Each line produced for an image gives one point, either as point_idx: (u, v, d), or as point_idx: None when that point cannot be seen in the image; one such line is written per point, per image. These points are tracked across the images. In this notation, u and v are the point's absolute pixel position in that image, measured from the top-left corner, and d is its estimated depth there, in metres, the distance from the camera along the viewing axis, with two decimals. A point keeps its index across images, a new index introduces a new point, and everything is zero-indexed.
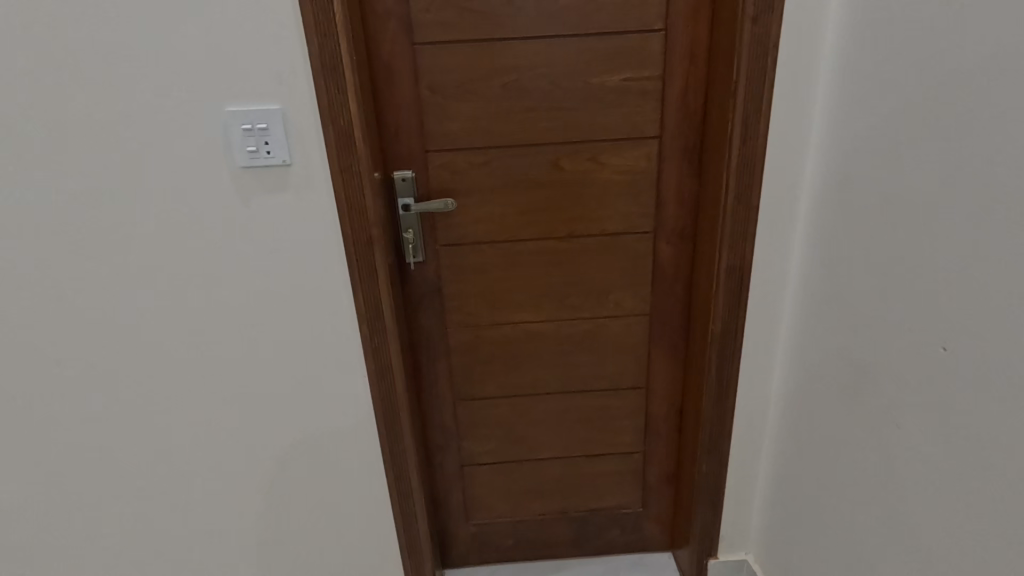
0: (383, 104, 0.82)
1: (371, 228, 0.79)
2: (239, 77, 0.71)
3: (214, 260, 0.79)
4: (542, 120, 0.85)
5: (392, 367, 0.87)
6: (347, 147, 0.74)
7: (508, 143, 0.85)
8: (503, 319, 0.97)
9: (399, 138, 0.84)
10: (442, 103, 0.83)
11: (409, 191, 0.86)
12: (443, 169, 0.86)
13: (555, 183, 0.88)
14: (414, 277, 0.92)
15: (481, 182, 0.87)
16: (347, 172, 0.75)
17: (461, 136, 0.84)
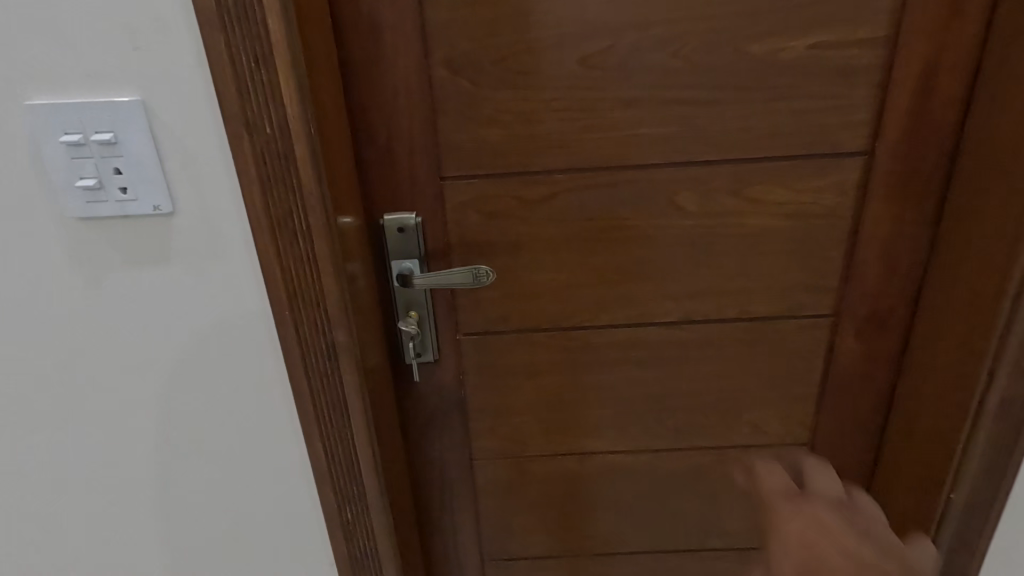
0: (364, 90, 0.44)
1: (338, 332, 0.41)
2: (48, 33, 0.33)
3: (40, 389, 0.42)
4: (657, 120, 0.46)
5: (378, 554, 0.50)
6: (286, 180, 0.36)
7: (591, 162, 0.47)
8: (565, 446, 0.59)
9: (392, 156, 0.46)
10: (472, 93, 0.45)
11: (410, 249, 0.48)
12: (470, 209, 0.48)
13: (671, 232, 0.50)
14: (419, 385, 0.55)
15: (538, 233, 0.49)
16: (287, 228, 0.37)
17: (507, 150, 0.46)
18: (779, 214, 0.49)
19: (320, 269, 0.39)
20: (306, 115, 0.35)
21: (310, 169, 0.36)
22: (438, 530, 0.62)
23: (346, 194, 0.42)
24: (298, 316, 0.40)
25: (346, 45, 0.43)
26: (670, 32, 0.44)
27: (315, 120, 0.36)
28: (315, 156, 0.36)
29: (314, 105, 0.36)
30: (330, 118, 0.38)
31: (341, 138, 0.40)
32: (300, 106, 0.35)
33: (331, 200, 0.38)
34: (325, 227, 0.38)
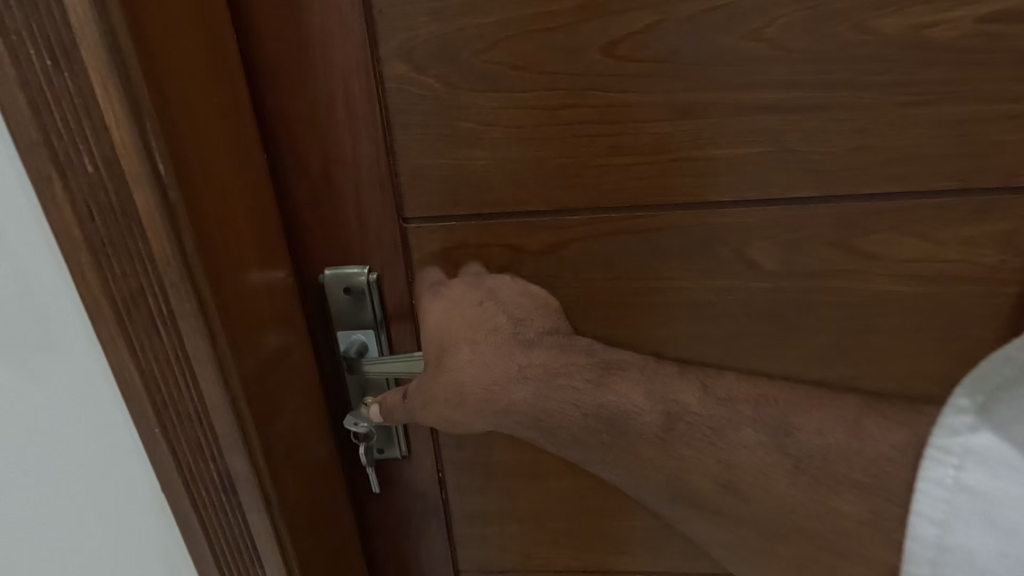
0: (287, 96, 0.30)
1: (231, 457, 0.28)
2: None
3: None
4: (723, 134, 0.30)
5: None
6: (129, 247, 0.23)
7: (619, 199, 0.32)
8: (580, 564, 0.45)
9: (331, 190, 0.32)
10: (444, 99, 0.30)
11: (361, 316, 0.35)
12: (444, 262, 0.34)
13: (739, 296, 0.34)
14: (384, 483, 0.42)
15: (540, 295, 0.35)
16: (141, 317, 0.24)
17: (496, 180, 0.32)
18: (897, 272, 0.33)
19: (196, 372, 0.26)
20: (148, 144, 0.22)
21: (162, 231, 0.23)
22: None
23: (252, 253, 0.29)
24: (176, 436, 0.27)
25: (257, 30, 0.29)
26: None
27: (170, 152, 0.22)
28: (169, 210, 0.23)
29: (168, 126, 0.22)
30: (206, 145, 0.25)
31: (236, 171, 0.27)
32: (136, 131, 0.21)
33: (210, 272, 0.25)
34: (198, 315, 0.25)
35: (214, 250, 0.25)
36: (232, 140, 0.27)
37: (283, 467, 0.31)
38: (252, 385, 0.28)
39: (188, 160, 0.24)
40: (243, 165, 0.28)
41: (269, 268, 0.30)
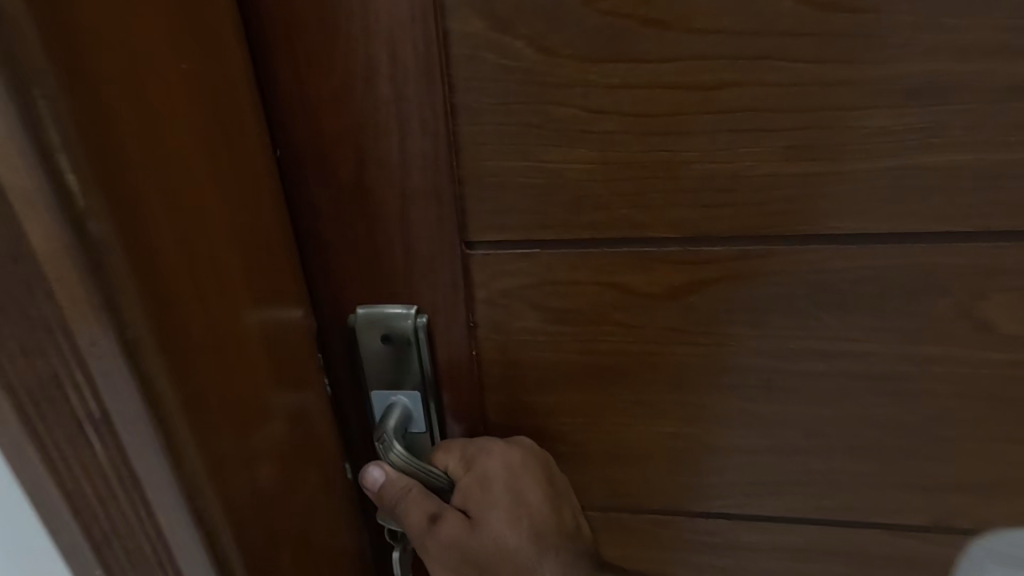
0: (304, 70, 0.21)
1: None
2: None
3: None
4: (979, 136, 0.19)
5: None
6: (27, 302, 0.15)
7: (790, 224, 0.22)
8: None
9: (364, 202, 0.23)
10: (539, 70, 0.20)
11: (403, 374, 0.25)
12: (521, 306, 0.24)
13: (961, 369, 0.23)
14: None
15: (657, 354, 0.25)
16: (61, 413, 0.17)
17: (607, 194, 0.22)
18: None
19: (142, 480, 0.18)
20: (41, 140, 0.14)
21: (74, 278, 0.15)
22: None
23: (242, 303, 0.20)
24: (120, 564, 0.19)
25: None
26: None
27: (84, 155, 0.14)
28: (80, 246, 0.15)
29: (76, 113, 0.14)
30: (154, 146, 0.17)
31: (213, 182, 0.19)
32: (18, 116, 0.13)
33: (158, 339, 0.17)
34: (136, 400, 0.16)
35: (167, 305, 0.17)
36: (202, 137, 0.18)
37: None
38: (229, 494, 0.19)
39: (124, 165, 0.15)
40: (223, 175, 0.19)
41: (273, 327, 0.22)
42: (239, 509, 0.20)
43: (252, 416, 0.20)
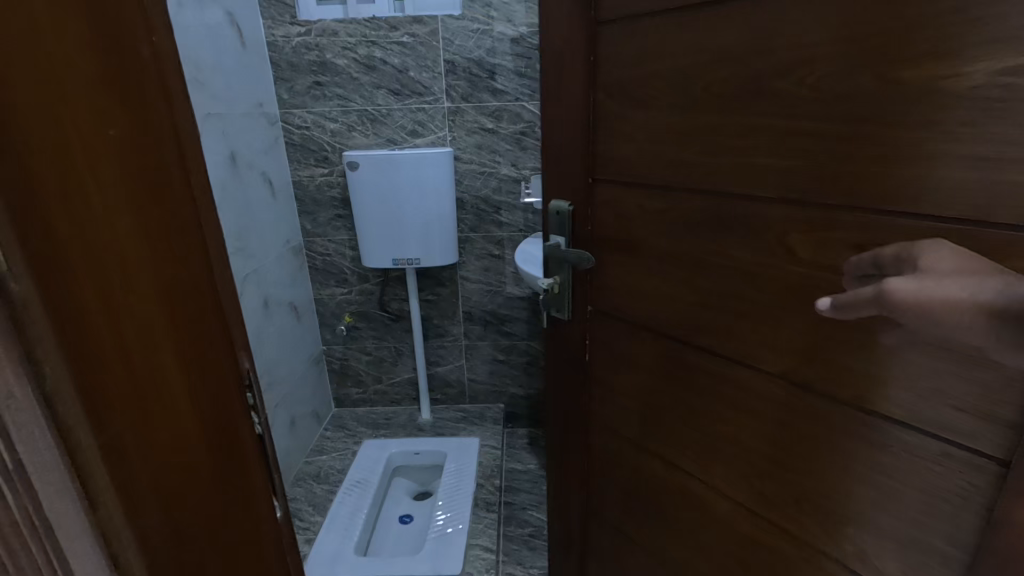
0: (564, 146, 1.14)
1: (25, 430, 0.37)
2: None
3: None
4: (684, 140, 0.92)
5: (571, 376, 1.32)
6: None
7: (652, 168, 0.99)
8: (637, 331, 1.12)
9: (572, 176, 1.14)
10: (607, 143, 1.06)
11: (561, 226, 1.18)
12: (600, 196, 1.10)
13: (697, 205, 0.93)
14: (562, 294, 1.24)
15: (628, 204, 1.05)
16: None
17: (623, 159, 1.03)
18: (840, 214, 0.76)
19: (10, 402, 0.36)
20: None
21: None
22: (585, 372, 1.28)
23: (125, 336, 0.41)
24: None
25: (557, 132, 1.14)
26: (734, 70, 0.82)
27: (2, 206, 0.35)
28: None
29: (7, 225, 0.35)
30: (56, 199, 0.36)
31: (97, 219, 0.38)
32: None
33: (54, 337, 0.38)
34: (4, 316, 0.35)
35: (70, 327, 0.38)
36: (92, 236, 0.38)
37: (128, 489, 0.43)
38: (100, 422, 0.41)
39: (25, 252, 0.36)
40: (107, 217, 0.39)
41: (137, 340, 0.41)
42: (88, 398, 0.40)
43: (111, 343, 0.40)
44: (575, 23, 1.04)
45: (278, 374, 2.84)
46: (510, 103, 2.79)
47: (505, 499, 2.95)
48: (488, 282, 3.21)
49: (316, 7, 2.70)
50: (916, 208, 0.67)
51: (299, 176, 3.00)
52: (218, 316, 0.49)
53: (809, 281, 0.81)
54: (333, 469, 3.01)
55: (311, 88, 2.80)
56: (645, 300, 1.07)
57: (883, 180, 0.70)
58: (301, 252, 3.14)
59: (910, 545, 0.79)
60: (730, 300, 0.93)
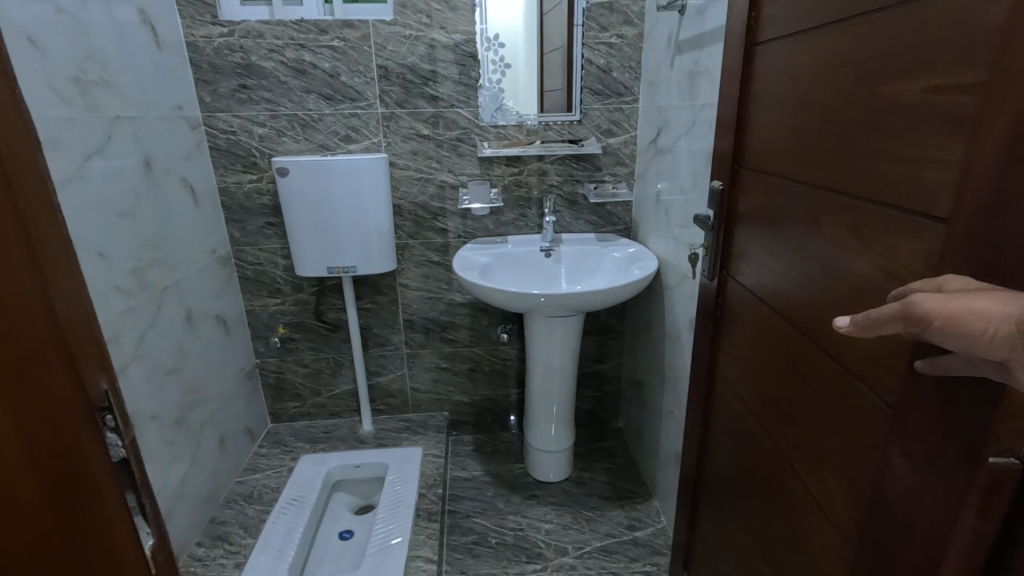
0: (722, 137, 1.47)
1: None
2: None
3: None
4: (777, 133, 1.20)
5: (708, 324, 1.65)
6: None
7: (762, 154, 1.27)
8: (745, 287, 1.40)
9: (723, 161, 1.47)
10: (745, 133, 1.36)
11: (712, 199, 1.53)
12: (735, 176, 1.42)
13: (777, 186, 1.20)
14: (710, 256, 1.58)
15: (751, 183, 1.34)
16: None
17: (754, 145, 1.32)
18: (843, 201, 0.96)
19: None
20: None
21: None
22: (716, 320, 1.59)
23: None
24: None
25: (722, 125, 1.47)
26: (806, 82, 1.07)
27: None
28: None
29: None
30: None
31: None
32: None
33: None
34: None
35: None
36: None
37: None
38: None
39: None
40: None
41: None
42: None
43: None
44: (739, 43, 1.35)
45: (206, 391, 2.69)
46: (445, 109, 2.78)
47: (448, 507, 2.93)
48: (429, 289, 3.18)
49: (240, 7, 2.57)
50: (876, 193, 0.87)
51: (225, 182, 2.87)
52: (34, 322, 0.51)
53: (823, 251, 1.02)
54: (268, 487, 2.88)
55: (236, 91, 2.69)
56: (748, 261, 1.36)
57: (860, 173, 0.91)
58: (230, 262, 3.00)
59: (846, 469, 0.99)
60: (786, 263, 1.17)
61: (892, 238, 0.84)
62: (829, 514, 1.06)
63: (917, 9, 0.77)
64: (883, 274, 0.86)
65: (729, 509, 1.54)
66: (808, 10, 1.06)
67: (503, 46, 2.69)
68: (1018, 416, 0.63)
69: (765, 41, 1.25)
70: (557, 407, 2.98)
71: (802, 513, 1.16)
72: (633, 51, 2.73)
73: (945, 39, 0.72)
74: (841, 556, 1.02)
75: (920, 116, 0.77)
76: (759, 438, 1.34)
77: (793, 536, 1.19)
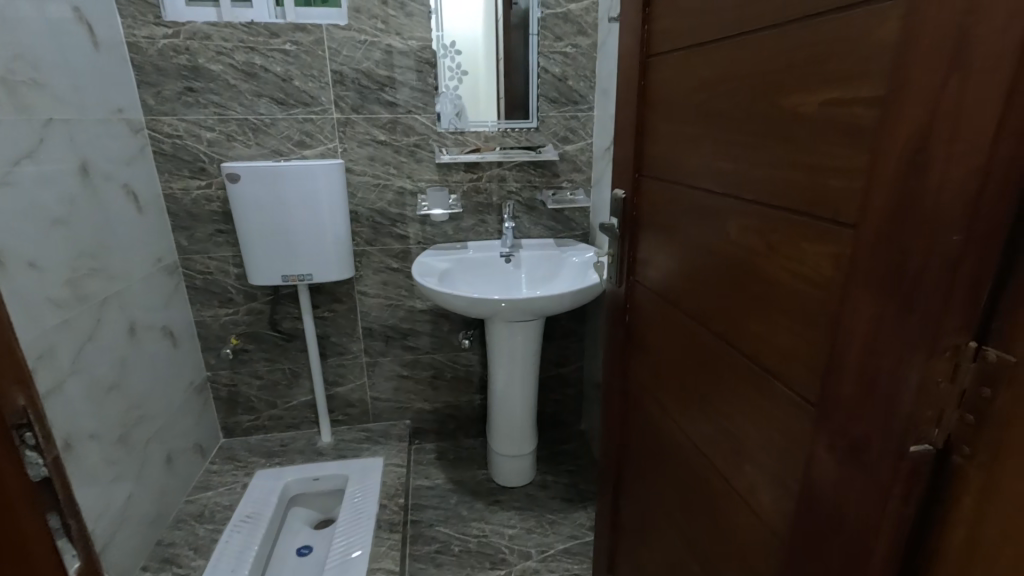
0: (623, 147, 1.54)
1: None
2: None
3: None
4: (678, 138, 1.26)
5: (617, 328, 1.71)
6: None
7: (665, 163, 1.33)
8: (653, 289, 1.46)
9: (625, 170, 1.54)
10: (645, 142, 1.43)
11: (615, 207, 1.59)
12: (640, 182, 1.48)
13: (681, 192, 1.27)
14: (616, 260, 1.64)
15: (653, 191, 1.41)
16: None
17: (654, 152, 1.38)
18: (751, 208, 1.02)
19: None
20: None
21: None
22: (626, 323, 1.66)
23: None
24: None
25: (622, 136, 1.54)
26: (705, 94, 1.14)
27: None
28: None
29: None
30: None
31: None
32: None
33: None
34: None
35: None
36: None
37: None
38: None
39: None
40: None
41: None
42: None
43: None
44: (634, 55, 1.42)
45: (151, 407, 2.56)
46: (403, 115, 2.77)
47: (411, 517, 2.89)
48: (388, 296, 3.14)
49: (185, 7, 2.52)
50: (784, 201, 0.93)
51: (171, 189, 2.76)
52: None
53: (734, 256, 1.08)
54: (219, 505, 2.75)
55: (181, 94, 2.59)
56: (655, 265, 1.43)
57: (768, 180, 0.96)
58: (176, 271, 2.87)
59: (770, 462, 1.04)
60: (695, 266, 1.23)
61: (801, 242, 0.90)
62: (755, 506, 1.11)
63: (811, 27, 0.84)
64: (796, 276, 0.92)
65: (652, 508, 1.60)
66: (704, 24, 1.12)
67: (460, 52, 2.69)
68: (933, 407, 0.70)
69: (660, 54, 1.32)
70: (519, 412, 3.00)
71: (727, 508, 1.21)
72: (588, 60, 2.80)
73: (843, 55, 0.78)
74: (768, 546, 1.08)
75: (821, 127, 0.83)
76: (677, 436, 1.41)
77: (719, 530, 1.25)
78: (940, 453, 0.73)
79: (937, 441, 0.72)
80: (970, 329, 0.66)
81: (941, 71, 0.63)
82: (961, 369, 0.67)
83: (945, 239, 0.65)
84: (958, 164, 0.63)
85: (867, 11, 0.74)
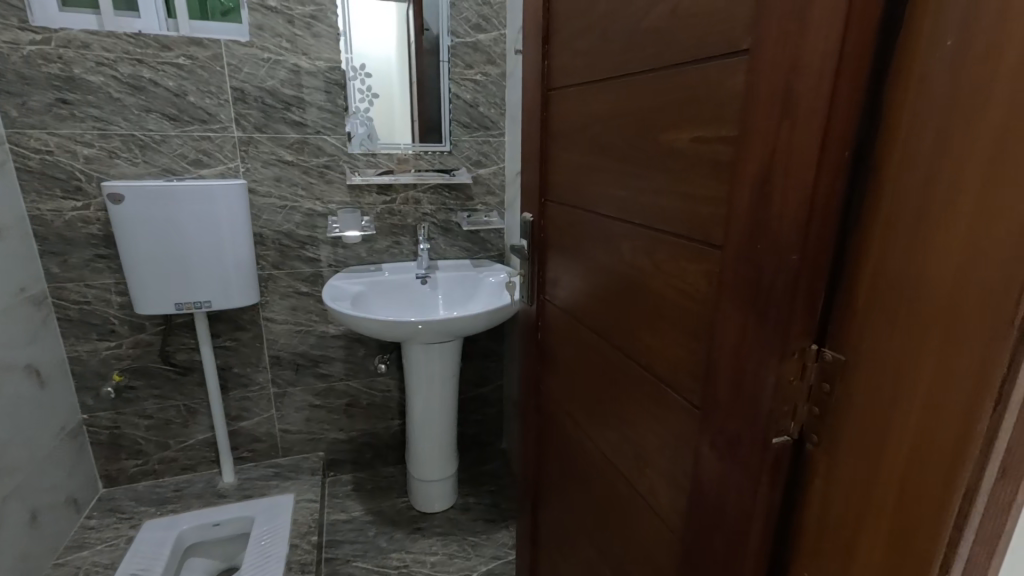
0: (529, 173, 1.63)
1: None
2: None
3: None
4: (577, 167, 1.36)
5: (530, 346, 1.78)
6: None
7: (566, 189, 1.43)
8: (561, 307, 1.55)
9: (532, 196, 1.63)
10: (548, 170, 1.53)
11: (525, 230, 1.67)
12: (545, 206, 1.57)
13: (581, 217, 1.37)
14: (528, 280, 1.72)
15: (557, 215, 1.51)
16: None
17: (557, 179, 1.48)
18: (640, 231, 1.13)
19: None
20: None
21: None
22: (538, 341, 1.73)
23: None
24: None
25: (529, 163, 1.64)
26: (598, 127, 1.25)
27: None
28: None
29: None
30: None
31: None
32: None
33: None
34: None
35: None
36: None
37: None
38: None
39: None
40: None
41: None
42: None
43: None
44: (536, 90, 1.52)
45: (9, 457, 2.23)
46: (311, 136, 2.70)
47: (325, 555, 2.73)
48: (297, 322, 2.99)
49: (59, 13, 2.29)
50: (668, 226, 1.04)
51: (39, 211, 2.46)
52: None
53: (629, 274, 1.19)
54: (97, 565, 2.43)
55: (53, 106, 2.34)
56: (563, 285, 1.52)
57: (653, 206, 1.07)
58: (46, 302, 2.55)
59: (665, 464, 1.14)
60: (597, 285, 1.33)
61: (681, 262, 1.01)
62: (656, 507, 1.20)
63: (679, 74, 0.96)
64: (680, 292, 1.03)
65: (568, 520, 1.66)
66: (594, 64, 1.24)
67: (370, 75, 2.69)
68: (788, 402, 0.83)
69: (558, 88, 1.43)
70: (439, 435, 2.97)
71: (633, 512, 1.30)
72: (497, 88, 2.91)
73: (705, 99, 0.91)
74: (667, 542, 1.17)
75: (692, 161, 0.95)
76: (588, 446, 1.48)
77: (627, 533, 1.33)
78: (795, 442, 0.85)
79: (793, 432, 0.84)
80: (811, 334, 0.79)
81: (776, 118, 0.76)
82: (807, 367, 0.80)
83: (787, 257, 0.77)
84: (791, 198, 0.75)
85: (720, 63, 0.87)
